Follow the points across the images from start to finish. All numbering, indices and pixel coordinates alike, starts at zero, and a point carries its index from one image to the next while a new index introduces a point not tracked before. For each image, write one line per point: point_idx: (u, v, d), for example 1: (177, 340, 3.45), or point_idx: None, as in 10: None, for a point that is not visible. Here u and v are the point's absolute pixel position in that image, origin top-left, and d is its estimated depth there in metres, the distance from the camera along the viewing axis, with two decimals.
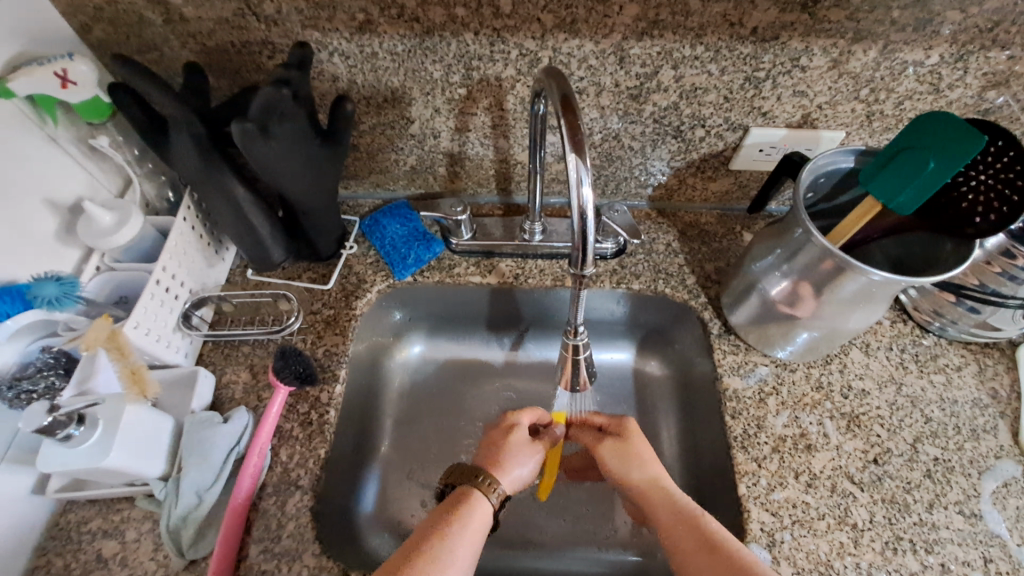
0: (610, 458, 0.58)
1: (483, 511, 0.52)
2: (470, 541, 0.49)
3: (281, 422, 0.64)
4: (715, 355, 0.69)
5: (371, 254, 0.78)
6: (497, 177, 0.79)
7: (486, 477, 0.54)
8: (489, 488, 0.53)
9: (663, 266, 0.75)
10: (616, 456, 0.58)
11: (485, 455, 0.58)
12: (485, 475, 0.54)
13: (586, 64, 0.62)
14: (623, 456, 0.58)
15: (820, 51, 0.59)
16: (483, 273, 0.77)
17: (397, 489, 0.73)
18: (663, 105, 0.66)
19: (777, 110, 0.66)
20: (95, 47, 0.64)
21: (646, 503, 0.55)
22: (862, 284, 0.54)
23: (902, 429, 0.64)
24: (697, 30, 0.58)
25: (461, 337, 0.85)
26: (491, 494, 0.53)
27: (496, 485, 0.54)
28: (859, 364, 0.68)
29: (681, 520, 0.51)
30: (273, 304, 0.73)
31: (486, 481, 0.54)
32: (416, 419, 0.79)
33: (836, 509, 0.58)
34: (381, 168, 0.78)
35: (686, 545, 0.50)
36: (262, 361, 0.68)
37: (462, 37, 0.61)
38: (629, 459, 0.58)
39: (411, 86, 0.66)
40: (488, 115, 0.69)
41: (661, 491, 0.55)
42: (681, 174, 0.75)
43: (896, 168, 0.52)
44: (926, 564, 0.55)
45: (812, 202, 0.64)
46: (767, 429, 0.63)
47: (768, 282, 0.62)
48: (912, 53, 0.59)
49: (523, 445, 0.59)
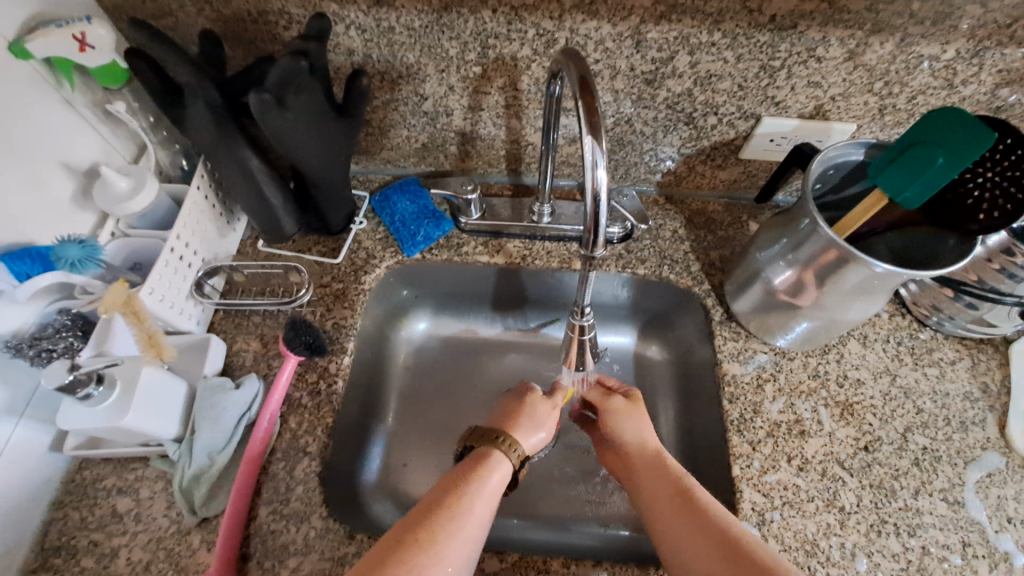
0: (618, 411, 0.63)
1: (502, 468, 0.54)
2: (492, 500, 0.51)
3: (291, 391, 0.66)
4: (716, 341, 0.70)
5: (380, 229, 0.79)
6: (508, 158, 0.79)
7: (505, 438, 0.56)
8: (509, 445, 0.55)
9: (669, 252, 0.76)
10: (621, 415, 0.62)
11: (505, 421, 0.60)
12: (505, 436, 0.56)
13: (602, 47, 0.62)
14: (631, 413, 0.62)
15: (837, 42, 0.59)
16: (491, 253, 0.78)
17: (400, 460, 0.75)
18: (677, 91, 0.66)
19: (790, 100, 0.66)
20: (111, 10, 0.63)
21: (638, 466, 0.59)
22: (863, 276, 0.55)
23: (893, 418, 0.65)
24: (715, 16, 0.58)
25: (465, 315, 0.86)
26: (510, 452, 0.55)
27: (515, 444, 0.56)
28: (856, 354, 0.70)
29: (671, 487, 0.55)
30: (283, 276, 0.74)
31: (505, 441, 0.55)
32: (421, 394, 0.81)
33: (824, 492, 0.61)
34: (392, 144, 0.78)
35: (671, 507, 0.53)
36: (272, 331, 0.70)
37: (480, 14, 0.60)
38: (633, 419, 0.62)
39: (426, 63, 0.66)
40: (502, 94, 0.69)
41: (656, 458, 0.58)
42: (691, 161, 0.75)
43: (904, 163, 0.52)
44: (908, 546, 0.58)
45: (820, 193, 0.64)
46: (763, 414, 0.65)
47: (772, 271, 0.63)
48: (929, 47, 0.59)
49: (542, 409, 0.62)
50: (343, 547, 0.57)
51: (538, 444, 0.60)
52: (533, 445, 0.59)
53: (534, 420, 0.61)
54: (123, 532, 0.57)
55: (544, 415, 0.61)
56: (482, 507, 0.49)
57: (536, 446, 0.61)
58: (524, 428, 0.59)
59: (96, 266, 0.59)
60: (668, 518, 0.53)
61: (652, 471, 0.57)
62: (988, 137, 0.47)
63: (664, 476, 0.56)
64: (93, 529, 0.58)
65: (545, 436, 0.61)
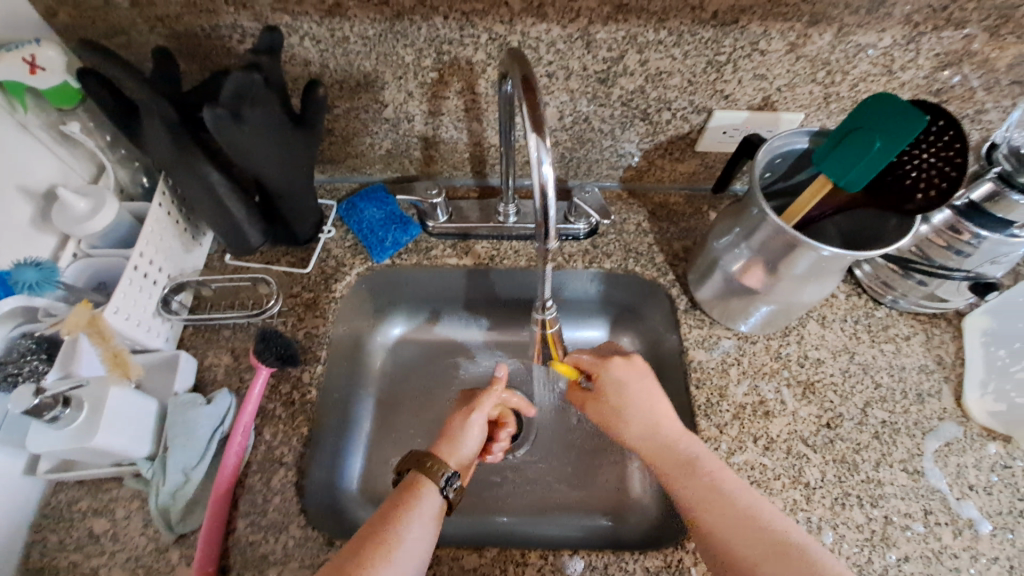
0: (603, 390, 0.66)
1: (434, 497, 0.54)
2: (425, 522, 0.52)
3: (264, 403, 0.66)
4: (682, 329, 0.72)
5: (349, 237, 0.79)
6: (472, 160, 0.80)
7: (432, 463, 0.56)
8: (438, 470, 0.56)
9: (634, 245, 0.78)
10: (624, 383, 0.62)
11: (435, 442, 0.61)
12: (433, 459, 0.57)
13: (554, 48, 0.63)
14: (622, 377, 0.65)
15: (778, 35, 0.61)
16: (460, 255, 0.79)
17: (380, 466, 0.75)
18: (630, 89, 0.68)
19: (738, 93, 0.68)
20: (62, 31, 0.63)
21: (668, 471, 0.56)
22: (812, 260, 0.58)
23: (853, 394, 0.68)
24: (660, 14, 0.59)
25: (438, 318, 0.87)
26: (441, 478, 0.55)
27: (444, 468, 0.56)
28: (816, 335, 0.72)
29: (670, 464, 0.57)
30: (252, 288, 0.74)
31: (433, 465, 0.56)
32: (398, 399, 0.81)
33: (790, 470, 0.63)
34: (356, 151, 0.79)
35: (698, 492, 0.54)
36: (244, 344, 0.70)
37: (432, 21, 0.61)
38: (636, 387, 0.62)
39: (383, 70, 0.67)
40: (460, 98, 0.70)
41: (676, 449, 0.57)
42: (650, 156, 0.77)
43: (847, 146, 0.54)
44: (871, 516, 0.60)
45: (771, 181, 0.66)
46: (729, 397, 0.67)
47: (729, 259, 0.65)
48: (866, 36, 0.61)
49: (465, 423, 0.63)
50: (323, 554, 0.57)
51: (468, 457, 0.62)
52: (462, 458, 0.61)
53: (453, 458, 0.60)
54: (101, 552, 0.57)
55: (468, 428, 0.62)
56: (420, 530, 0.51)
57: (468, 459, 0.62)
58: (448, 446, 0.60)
59: (55, 287, 0.59)
60: (714, 515, 0.52)
61: (669, 456, 0.57)
62: (916, 115, 0.50)
63: (666, 447, 0.58)
64: (72, 550, 0.58)
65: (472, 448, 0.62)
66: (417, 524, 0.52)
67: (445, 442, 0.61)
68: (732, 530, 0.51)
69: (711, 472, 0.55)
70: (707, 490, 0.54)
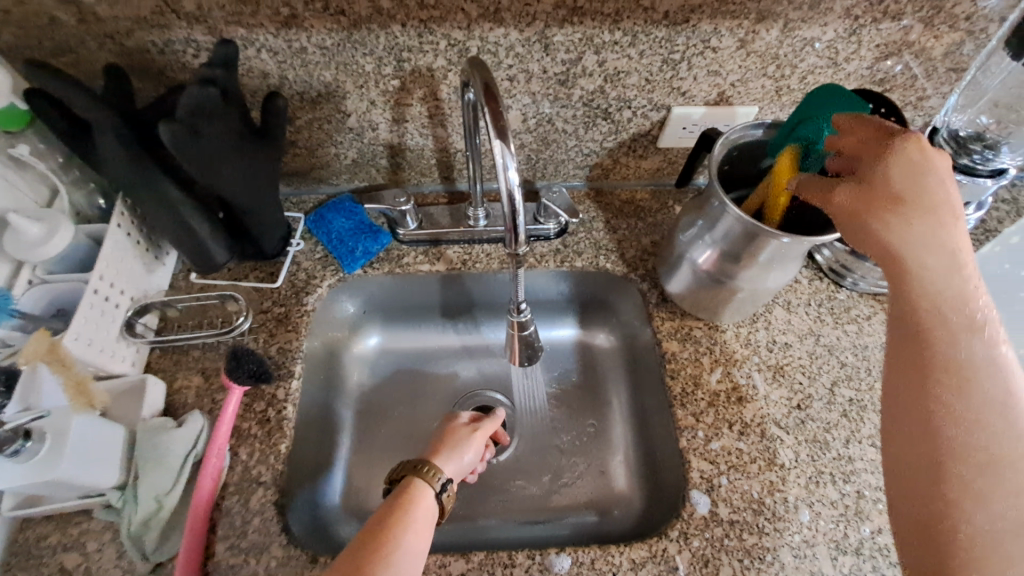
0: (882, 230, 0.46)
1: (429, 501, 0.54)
2: (424, 529, 0.52)
3: (239, 422, 0.65)
4: (654, 322, 0.74)
5: (318, 249, 0.79)
6: (439, 166, 0.80)
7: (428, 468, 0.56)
8: (433, 475, 0.56)
9: (603, 242, 0.80)
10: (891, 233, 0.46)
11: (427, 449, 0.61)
12: (429, 466, 0.57)
13: (513, 52, 0.64)
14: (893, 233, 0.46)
15: (727, 32, 0.63)
16: (432, 261, 0.79)
17: (362, 478, 0.75)
18: (590, 89, 0.69)
19: (694, 89, 0.69)
20: (6, 52, 0.61)
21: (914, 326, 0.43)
22: (774, 247, 0.59)
23: (821, 375, 0.70)
24: (614, 15, 0.61)
25: (414, 326, 0.86)
26: (434, 482, 0.56)
27: (439, 473, 0.57)
28: (782, 320, 0.74)
29: (875, 250, 0.46)
30: (220, 306, 0.73)
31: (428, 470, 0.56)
32: (378, 409, 0.81)
33: (764, 453, 0.64)
34: (321, 163, 0.78)
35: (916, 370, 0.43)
36: (214, 364, 0.69)
37: (390, 29, 0.61)
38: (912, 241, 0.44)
39: (344, 80, 0.67)
40: (424, 105, 0.70)
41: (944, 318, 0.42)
42: (615, 154, 0.79)
43: (799, 135, 0.56)
44: (844, 492, 0.62)
45: (731, 173, 0.68)
46: (703, 386, 0.69)
47: (695, 251, 0.67)
48: (810, 31, 0.63)
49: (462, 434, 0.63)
50: (307, 572, 0.56)
51: (465, 467, 0.61)
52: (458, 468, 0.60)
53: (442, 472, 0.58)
54: None
55: (468, 439, 0.63)
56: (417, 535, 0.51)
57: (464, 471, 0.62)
58: (446, 455, 0.60)
59: (11, 315, 0.58)
60: (907, 384, 0.43)
61: (941, 310, 0.42)
62: (856, 102, 0.54)
63: (941, 317, 0.42)
64: None
65: (470, 460, 0.62)
66: (412, 532, 0.51)
67: (443, 449, 0.61)
68: (932, 443, 0.41)
69: (960, 364, 0.41)
70: (941, 394, 0.41)
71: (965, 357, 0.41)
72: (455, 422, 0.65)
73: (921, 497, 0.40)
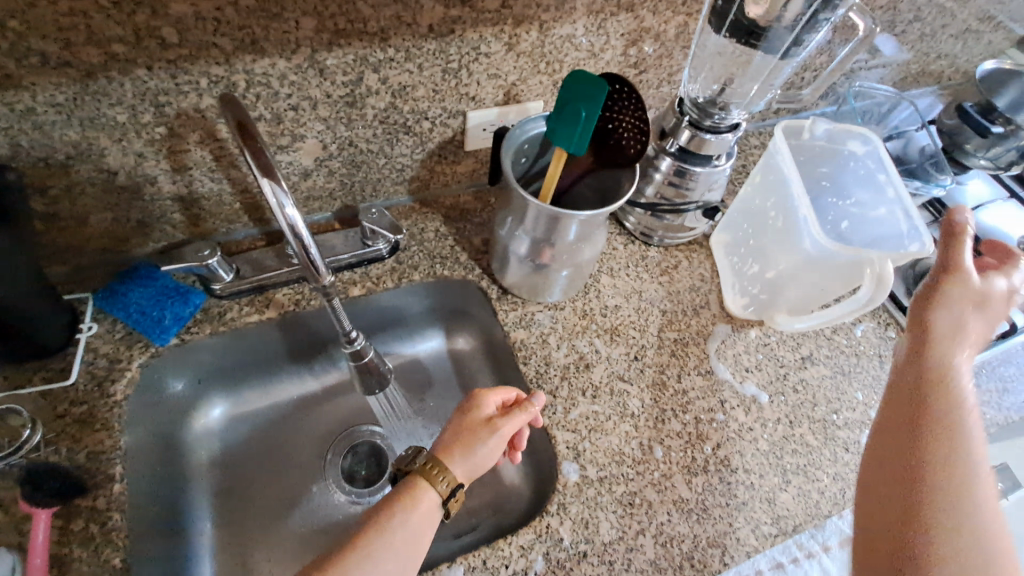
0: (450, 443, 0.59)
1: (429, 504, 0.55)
2: (409, 538, 0.52)
3: (55, 551, 0.55)
4: (500, 316, 0.77)
5: (119, 328, 0.69)
6: (246, 209, 0.75)
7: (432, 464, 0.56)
8: (439, 477, 0.56)
9: (437, 251, 0.81)
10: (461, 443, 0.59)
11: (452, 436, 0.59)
12: (435, 464, 0.56)
13: (287, 81, 0.62)
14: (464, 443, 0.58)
15: (493, 37, 0.67)
16: (261, 309, 0.74)
17: (235, 559, 0.69)
18: (382, 107, 0.69)
19: (481, 93, 0.73)
20: None
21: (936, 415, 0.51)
22: (574, 226, 0.65)
23: (649, 325, 0.79)
24: (380, 34, 0.61)
25: (263, 382, 0.80)
26: (437, 482, 0.56)
27: (446, 473, 0.56)
28: (609, 286, 0.82)
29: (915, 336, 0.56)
30: (1, 423, 0.60)
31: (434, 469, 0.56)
32: (241, 481, 0.74)
33: (616, 408, 0.71)
34: (98, 231, 0.68)
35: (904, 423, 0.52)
36: (4, 495, 0.57)
37: (135, 74, 0.55)
38: (463, 447, 0.58)
39: (96, 135, 0.59)
40: (204, 148, 0.65)
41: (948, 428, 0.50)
42: (428, 164, 0.80)
43: (563, 119, 0.62)
44: (685, 421, 0.71)
45: (529, 164, 0.73)
46: (554, 363, 0.73)
47: (514, 242, 0.71)
48: (564, 28, 0.69)
49: (479, 432, 0.59)
50: None
51: (479, 465, 0.58)
52: (469, 467, 0.58)
53: (472, 463, 0.58)
54: None
55: (484, 438, 0.58)
56: (404, 532, 0.52)
57: (479, 468, 0.59)
58: (460, 454, 0.58)
59: None
60: (899, 432, 0.52)
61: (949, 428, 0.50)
62: (596, 82, 0.59)
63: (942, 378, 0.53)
64: None
65: (484, 457, 0.59)
66: (400, 531, 0.52)
67: (457, 446, 0.58)
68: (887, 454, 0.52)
69: (930, 414, 0.51)
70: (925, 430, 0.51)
71: (942, 364, 0.54)
72: (478, 415, 0.60)
73: (893, 472, 0.50)
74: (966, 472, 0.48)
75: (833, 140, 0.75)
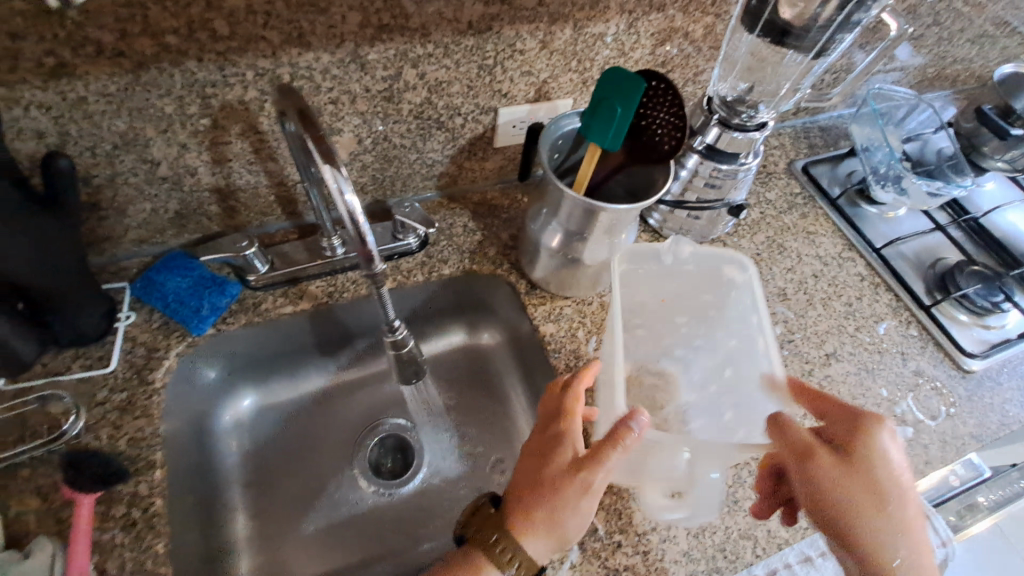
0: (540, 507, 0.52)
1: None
2: None
3: (98, 536, 0.56)
4: (529, 311, 0.78)
5: (156, 317, 0.70)
6: (280, 202, 0.76)
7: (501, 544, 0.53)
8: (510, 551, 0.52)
9: (466, 246, 0.82)
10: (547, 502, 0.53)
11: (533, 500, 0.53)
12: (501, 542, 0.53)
13: (329, 75, 0.63)
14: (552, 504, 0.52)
15: (529, 35, 0.68)
16: (295, 301, 0.75)
17: (268, 550, 0.70)
18: (418, 102, 0.70)
19: (514, 89, 0.74)
20: None
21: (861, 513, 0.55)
22: (608, 219, 0.66)
23: None
24: (421, 30, 0.62)
25: (291, 376, 0.81)
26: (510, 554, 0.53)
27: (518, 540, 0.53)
28: None
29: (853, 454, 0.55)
30: (41, 410, 0.61)
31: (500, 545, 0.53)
32: (271, 473, 0.75)
33: (646, 401, 0.72)
34: (137, 222, 0.70)
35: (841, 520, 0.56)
36: (48, 478, 0.58)
37: (185, 66, 0.56)
38: (551, 507, 0.52)
39: (143, 126, 0.60)
40: (245, 140, 0.66)
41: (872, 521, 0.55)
42: (457, 160, 0.82)
43: (600, 115, 0.63)
44: None
45: (561, 161, 0.74)
46: (583, 357, 0.74)
47: (546, 235, 0.72)
48: (597, 27, 0.71)
49: (574, 493, 0.52)
50: None
51: (573, 525, 0.53)
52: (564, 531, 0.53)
53: (573, 517, 0.53)
54: None
55: (578, 498, 0.52)
56: None
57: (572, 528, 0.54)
58: (548, 525, 0.52)
59: None
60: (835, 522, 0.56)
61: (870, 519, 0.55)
62: (638, 80, 0.60)
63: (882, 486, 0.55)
64: None
65: (580, 515, 0.53)
66: None
67: (545, 510, 0.52)
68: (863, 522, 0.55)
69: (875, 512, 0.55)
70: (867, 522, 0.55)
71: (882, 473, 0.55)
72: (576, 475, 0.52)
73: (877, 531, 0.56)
74: (888, 541, 0.55)
75: (703, 263, 0.68)
